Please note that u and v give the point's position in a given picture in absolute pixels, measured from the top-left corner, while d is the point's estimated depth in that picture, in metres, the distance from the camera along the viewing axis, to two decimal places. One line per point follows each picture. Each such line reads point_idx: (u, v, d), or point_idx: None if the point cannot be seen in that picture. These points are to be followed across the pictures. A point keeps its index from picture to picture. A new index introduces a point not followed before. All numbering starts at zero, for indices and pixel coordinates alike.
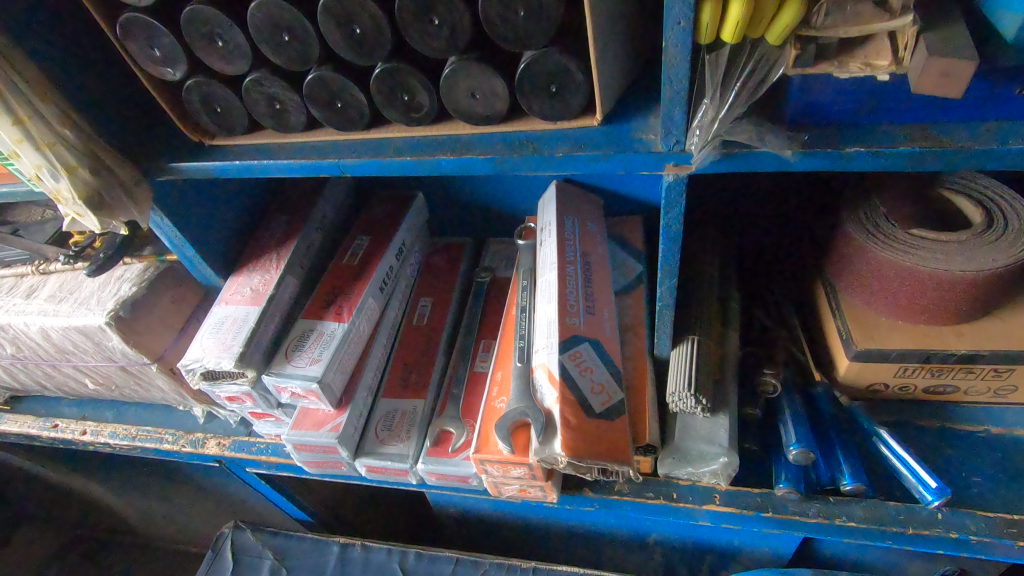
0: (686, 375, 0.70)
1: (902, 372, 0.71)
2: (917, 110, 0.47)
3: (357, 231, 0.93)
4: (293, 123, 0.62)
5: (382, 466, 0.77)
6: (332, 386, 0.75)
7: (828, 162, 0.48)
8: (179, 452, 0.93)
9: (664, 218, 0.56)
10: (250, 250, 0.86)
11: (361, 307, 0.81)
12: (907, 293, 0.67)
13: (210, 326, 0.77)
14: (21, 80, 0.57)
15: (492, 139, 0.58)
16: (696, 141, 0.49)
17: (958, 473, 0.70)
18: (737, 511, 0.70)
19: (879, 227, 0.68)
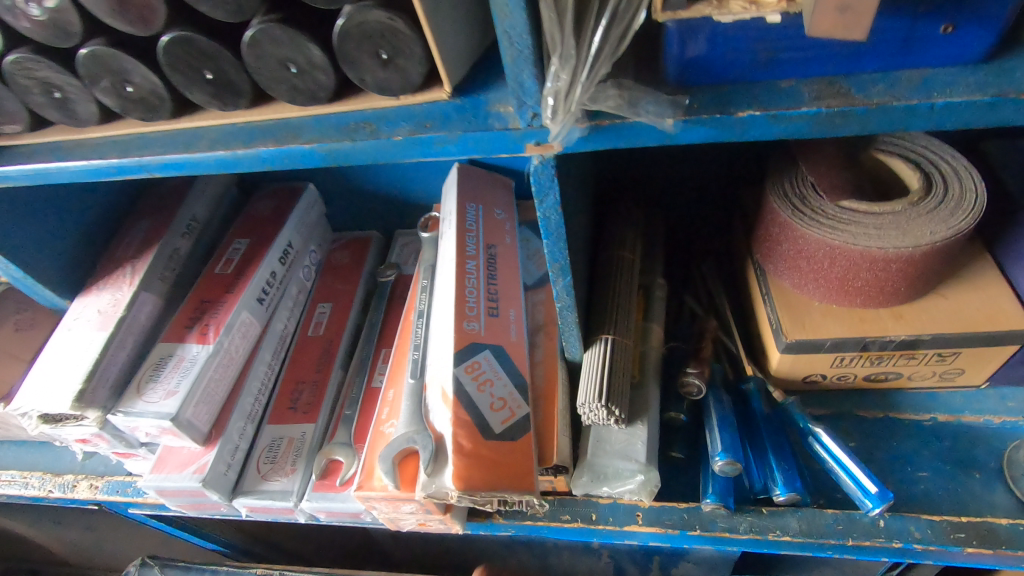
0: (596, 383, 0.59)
1: (839, 363, 0.64)
2: (823, 60, 0.37)
3: (236, 233, 0.81)
4: (84, 114, 0.50)
5: (264, 505, 0.67)
6: (195, 421, 0.65)
7: (718, 132, 0.39)
8: (48, 497, 0.82)
9: (540, 208, 0.46)
10: (103, 264, 0.74)
11: (232, 324, 0.70)
12: (838, 275, 0.59)
13: (48, 359, 0.66)
14: None
15: (326, 123, 0.47)
16: (550, 110, 0.39)
17: (901, 469, 0.63)
18: (663, 530, 0.63)
19: (805, 200, 0.59)
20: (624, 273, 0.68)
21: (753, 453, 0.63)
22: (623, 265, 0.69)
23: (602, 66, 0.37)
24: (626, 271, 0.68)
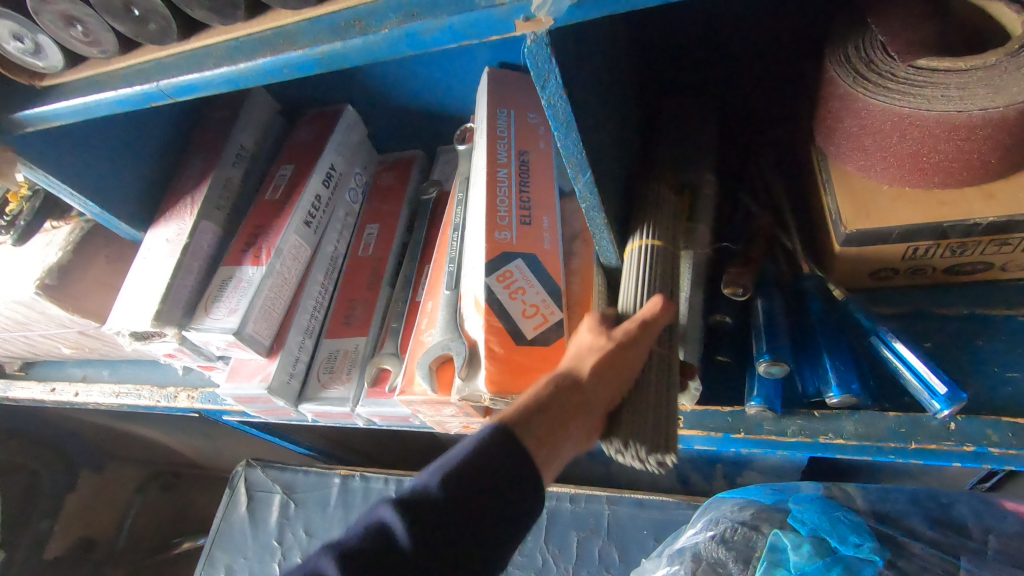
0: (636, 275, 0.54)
1: (913, 254, 0.56)
2: None
3: (283, 160, 0.84)
4: (108, 45, 0.52)
5: (326, 410, 0.73)
6: (257, 335, 0.70)
7: None
8: (158, 406, 0.94)
9: (544, 95, 0.43)
10: (169, 198, 0.80)
11: (281, 246, 0.74)
12: (909, 151, 0.50)
13: (131, 284, 0.73)
14: None
15: (317, 26, 0.45)
16: None
17: (988, 371, 0.56)
18: (706, 433, 0.61)
19: (872, 65, 0.50)
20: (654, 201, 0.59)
21: (806, 357, 0.59)
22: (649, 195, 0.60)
23: None
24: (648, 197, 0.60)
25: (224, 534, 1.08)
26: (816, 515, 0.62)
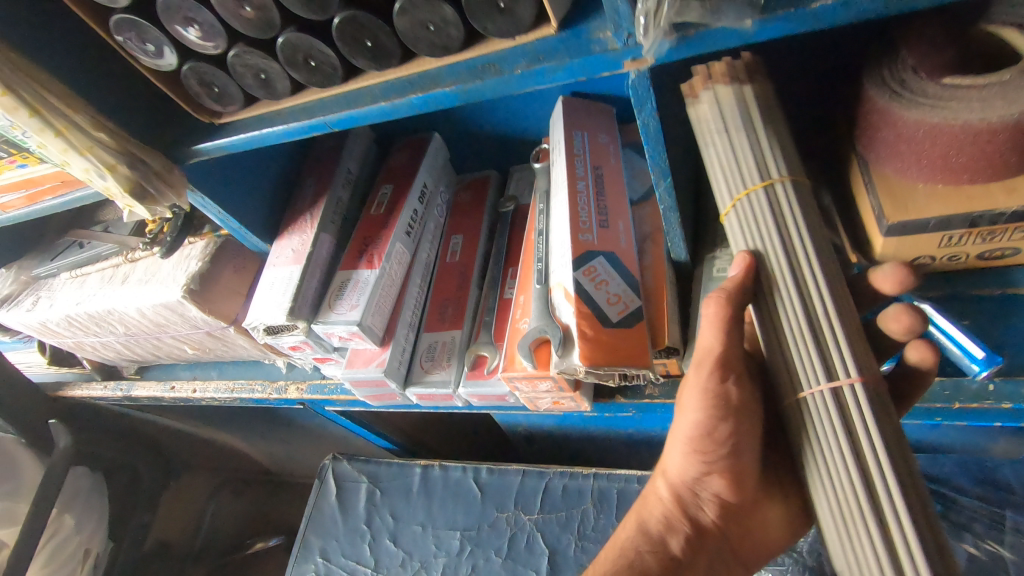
0: (752, 144, 0.53)
1: (947, 242, 0.65)
2: None
3: (382, 181, 0.97)
4: (280, 89, 0.65)
5: (430, 393, 0.85)
6: (374, 327, 0.83)
7: (791, 25, 0.45)
8: (269, 399, 1.08)
9: (640, 117, 0.54)
10: (288, 216, 0.93)
11: (390, 253, 0.86)
12: (940, 153, 0.60)
13: (265, 287, 0.87)
14: (50, 94, 0.64)
15: (457, 69, 0.58)
16: (643, 28, 0.47)
17: (1022, 342, 0.64)
18: None
19: (905, 83, 0.60)
20: (728, 129, 0.54)
21: None
22: (713, 120, 0.56)
23: None
24: (718, 119, 0.55)
25: (316, 522, 1.19)
26: None
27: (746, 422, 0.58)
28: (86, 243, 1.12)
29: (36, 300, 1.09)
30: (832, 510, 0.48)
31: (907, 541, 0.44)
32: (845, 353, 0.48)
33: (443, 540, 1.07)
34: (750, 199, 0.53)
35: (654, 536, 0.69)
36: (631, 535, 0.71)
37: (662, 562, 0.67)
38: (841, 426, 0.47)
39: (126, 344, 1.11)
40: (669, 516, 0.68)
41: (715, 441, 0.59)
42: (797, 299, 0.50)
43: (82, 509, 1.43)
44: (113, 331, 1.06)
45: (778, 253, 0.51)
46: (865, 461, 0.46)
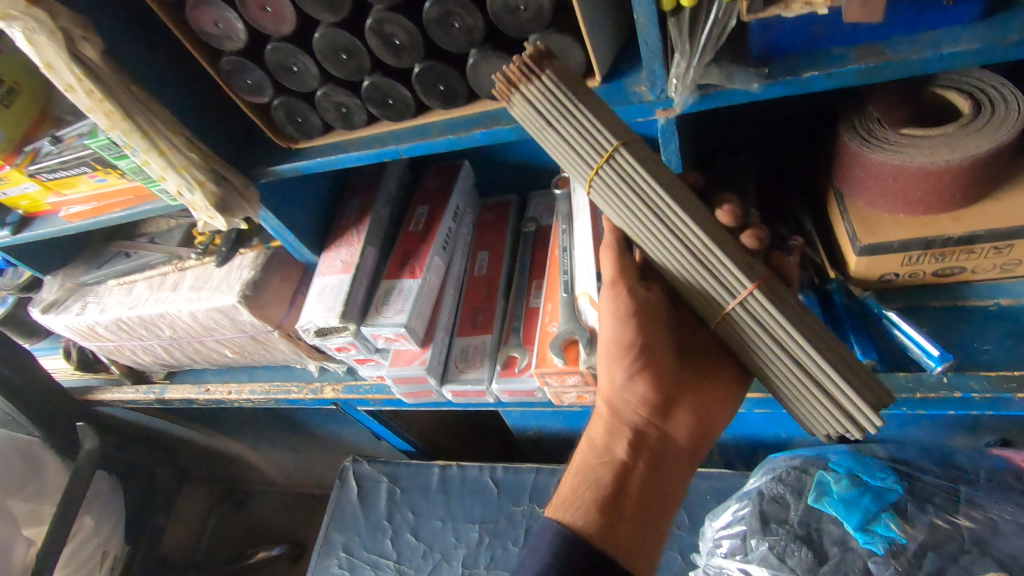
0: (574, 127, 0.57)
1: (909, 261, 0.79)
2: (863, 32, 0.55)
3: (418, 202, 1.08)
4: (357, 122, 0.77)
5: (465, 389, 0.95)
6: (416, 330, 0.93)
7: (789, 88, 0.59)
8: (305, 399, 1.17)
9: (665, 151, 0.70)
10: (334, 230, 1.04)
11: (429, 264, 0.97)
12: (901, 188, 0.74)
13: (315, 293, 0.96)
14: (159, 121, 0.74)
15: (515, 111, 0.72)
16: (675, 87, 0.60)
17: (970, 344, 0.78)
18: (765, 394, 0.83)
19: (871, 132, 0.74)
20: (550, 119, 0.57)
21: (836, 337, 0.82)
22: (536, 115, 0.58)
23: (706, 54, 0.56)
24: (542, 111, 0.58)
25: (338, 519, 1.26)
26: (849, 460, 0.92)
27: (648, 313, 0.72)
28: (132, 253, 1.20)
29: (84, 305, 1.16)
30: (791, 392, 0.59)
31: (845, 392, 0.54)
32: (727, 261, 0.56)
33: (462, 533, 1.16)
34: (599, 177, 0.58)
35: (604, 449, 0.73)
36: (583, 459, 0.75)
37: (618, 477, 0.71)
38: (756, 324, 0.57)
39: (168, 347, 1.18)
40: (612, 427, 0.74)
41: (625, 343, 0.72)
42: (679, 238, 0.57)
43: (102, 511, 1.47)
44: (160, 334, 1.14)
45: (642, 205, 0.58)
46: (789, 347, 0.56)
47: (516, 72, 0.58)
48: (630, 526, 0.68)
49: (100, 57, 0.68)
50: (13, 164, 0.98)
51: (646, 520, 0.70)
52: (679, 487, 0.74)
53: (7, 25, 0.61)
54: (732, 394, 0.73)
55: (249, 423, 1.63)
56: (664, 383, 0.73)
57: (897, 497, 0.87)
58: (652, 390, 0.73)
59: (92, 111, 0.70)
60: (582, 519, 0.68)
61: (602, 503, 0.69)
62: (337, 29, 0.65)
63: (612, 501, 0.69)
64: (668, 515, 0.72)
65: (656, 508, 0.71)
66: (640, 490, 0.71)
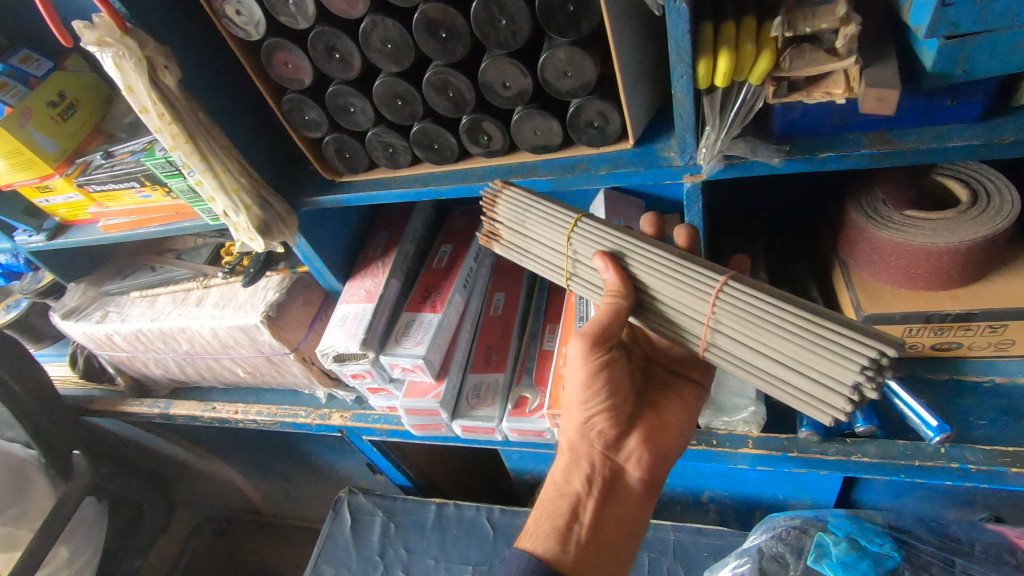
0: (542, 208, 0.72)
1: (908, 333, 0.84)
2: (875, 122, 0.62)
3: (442, 241, 1.13)
4: (402, 161, 0.83)
5: (475, 425, 0.97)
6: (434, 363, 0.96)
7: (806, 164, 0.65)
8: (311, 424, 1.18)
9: (688, 213, 0.75)
10: (360, 261, 1.08)
11: (450, 301, 1.01)
12: (904, 265, 0.79)
13: (337, 319, 0.99)
14: (217, 146, 0.80)
15: (552, 163, 0.77)
16: (704, 155, 0.66)
17: (966, 417, 0.81)
18: (769, 451, 0.85)
19: (877, 211, 0.79)
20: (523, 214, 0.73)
21: None
22: (513, 217, 0.74)
23: (733, 128, 0.62)
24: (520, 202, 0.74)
25: (329, 550, 1.25)
26: (848, 523, 0.93)
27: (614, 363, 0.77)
28: (158, 268, 1.24)
29: (104, 314, 1.18)
30: (813, 352, 0.57)
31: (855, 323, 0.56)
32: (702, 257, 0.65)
33: (456, 573, 1.15)
34: (581, 226, 0.69)
35: (564, 482, 0.80)
36: (544, 493, 0.81)
37: (577, 512, 0.78)
38: (731, 306, 0.61)
39: (182, 362, 1.20)
40: (572, 463, 0.80)
41: (595, 384, 0.76)
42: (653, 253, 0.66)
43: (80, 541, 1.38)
44: (177, 348, 1.16)
45: (628, 233, 0.68)
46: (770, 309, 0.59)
47: (495, 190, 0.76)
48: (587, 551, 0.76)
49: (175, 85, 0.73)
50: (63, 175, 1.03)
51: (602, 545, 0.77)
52: (636, 513, 0.81)
53: (99, 50, 0.66)
54: (679, 424, 0.82)
55: (246, 446, 1.62)
56: (619, 424, 0.80)
57: (894, 564, 0.89)
58: (608, 424, 0.80)
59: (159, 131, 0.74)
60: (541, 547, 0.76)
61: (559, 532, 0.77)
62: (397, 79, 0.71)
63: (569, 530, 0.77)
64: (625, 540, 0.80)
65: (612, 533, 0.79)
66: (596, 519, 0.78)
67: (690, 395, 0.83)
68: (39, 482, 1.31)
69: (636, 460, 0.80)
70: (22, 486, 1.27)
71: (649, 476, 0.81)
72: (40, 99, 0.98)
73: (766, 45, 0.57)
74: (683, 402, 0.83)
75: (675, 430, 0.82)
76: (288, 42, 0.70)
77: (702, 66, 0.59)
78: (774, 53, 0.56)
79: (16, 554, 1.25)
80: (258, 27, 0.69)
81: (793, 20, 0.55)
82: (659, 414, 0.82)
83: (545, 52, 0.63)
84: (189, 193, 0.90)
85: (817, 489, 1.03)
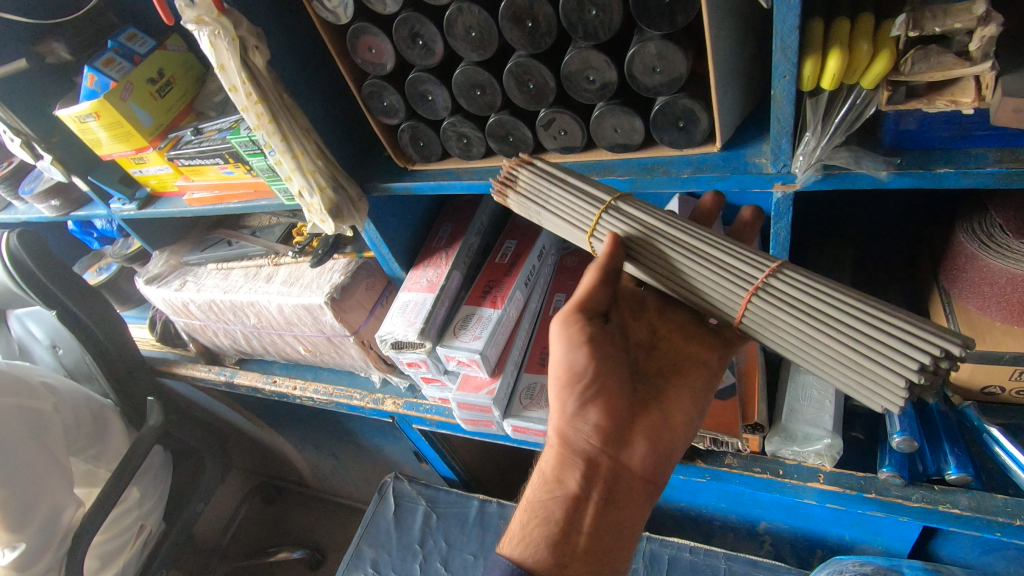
0: (568, 204, 0.65)
1: (1018, 376, 0.74)
2: (1006, 137, 0.55)
3: (507, 236, 1.11)
4: (475, 153, 0.82)
5: (526, 426, 0.95)
6: (490, 358, 0.94)
7: (919, 180, 0.58)
8: (364, 407, 1.20)
9: (776, 226, 0.69)
10: (424, 251, 1.07)
11: (511, 297, 0.99)
12: (1020, 300, 0.69)
13: (398, 307, 0.99)
14: (299, 126, 0.81)
15: (630, 163, 0.74)
16: (801, 164, 0.61)
17: None
18: (842, 489, 0.79)
19: (992, 237, 0.70)
20: (547, 188, 0.66)
21: (929, 444, 0.77)
22: (535, 193, 0.68)
23: (837, 135, 0.57)
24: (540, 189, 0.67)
25: (371, 533, 1.26)
26: None
27: (598, 352, 0.69)
28: (234, 243, 1.29)
29: (182, 283, 1.25)
30: (848, 371, 0.53)
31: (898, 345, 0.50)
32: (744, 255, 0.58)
33: None
34: (605, 217, 0.63)
35: (555, 483, 0.72)
36: (536, 492, 0.73)
37: (570, 515, 0.70)
38: (779, 296, 0.56)
39: (249, 335, 1.25)
40: (563, 460, 0.72)
41: (579, 367, 0.69)
42: (684, 232, 0.61)
43: (149, 485, 1.44)
44: (246, 321, 1.21)
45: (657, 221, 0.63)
46: (826, 305, 0.54)
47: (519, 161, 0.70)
48: (582, 562, 0.69)
49: (264, 65, 0.75)
50: (157, 148, 1.09)
51: (601, 553, 0.70)
52: (639, 513, 0.73)
53: (197, 28, 0.68)
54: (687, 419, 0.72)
55: (300, 421, 1.67)
56: (614, 414, 0.71)
57: None
58: (604, 415, 0.71)
59: (245, 110, 0.76)
60: (532, 558, 0.69)
61: (554, 541, 0.69)
62: (478, 68, 0.70)
63: (563, 538, 0.69)
64: (627, 545, 0.72)
65: (611, 538, 0.71)
66: (595, 525, 0.70)
67: (702, 384, 0.72)
68: (116, 426, 1.39)
69: (634, 455, 0.72)
70: (101, 429, 1.36)
71: (650, 474, 0.73)
72: (142, 76, 1.04)
73: (885, 46, 0.51)
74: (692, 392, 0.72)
75: (682, 424, 0.72)
76: (374, 26, 0.70)
77: (807, 65, 0.53)
78: (892, 55, 0.51)
79: (95, 489, 1.37)
80: (346, 11, 0.70)
81: (920, 18, 0.49)
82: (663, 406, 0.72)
83: (634, 45, 0.60)
84: (268, 172, 0.92)
85: (890, 534, 0.95)
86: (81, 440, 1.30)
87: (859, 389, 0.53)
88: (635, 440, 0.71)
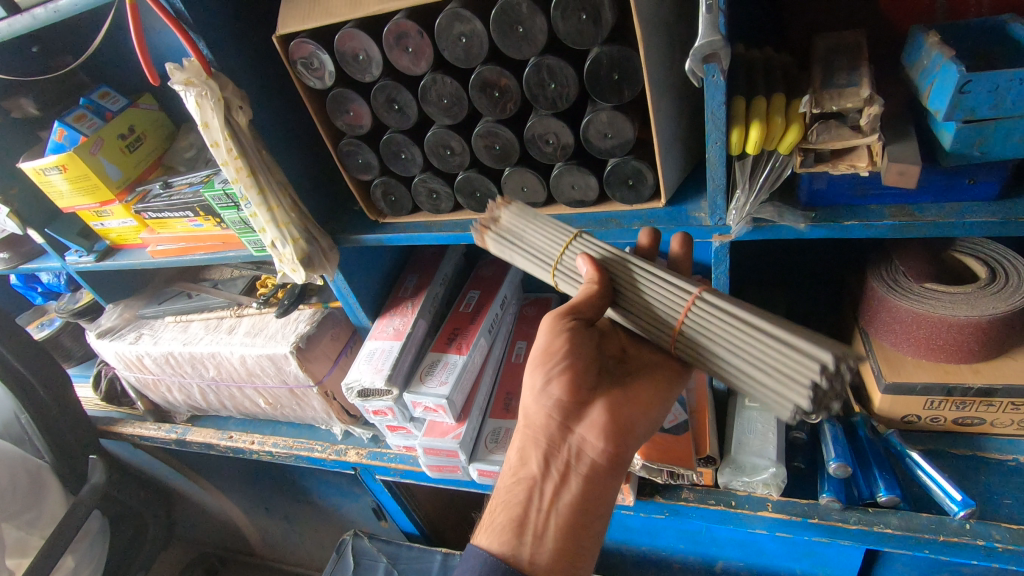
0: (540, 227, 0.71)
1: (930, 405, 0.84)
2: (896, 195, 0.66)
3: (470, 287, 1.16)
4: (443, 207, 0.88)
5: (491, 470, 0.97)
6: (455, 403, 0.96)
7: (832, 231, 0.68)
8: (326, 459, 1.19)
9: (716, 271, 0.78)
10: (390, 301, 1.11)
11: (475, 344, 1.03)
12: (924, 337, 0.79)
13: (365, 355, 1.01)
14: (275, 181, 0.85)
15: (586, 218, 0.82)
16: (734, 216, 0.70)
17: (992, 495, 0.80)
18: (789, 516, 0.85)
19: (897, 281, 0.80)
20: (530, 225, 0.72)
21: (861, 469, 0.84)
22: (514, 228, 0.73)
23: (762, 192, 0.67)
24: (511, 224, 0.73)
25: None
26: None
27: (579, 344, 0.69)
28: (194, 295, 1.28)
29: (138, 336, 1.22)
30: (758, 369, 0.57)
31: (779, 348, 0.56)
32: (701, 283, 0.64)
33: None
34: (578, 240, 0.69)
35: (519, 466, 0.74)
36: (502, 481, 0.76)
37: (530, 494, 0.72)
38: (712, 309, 0.60)
39: (206, 389, 1.23)
40: (526, 440, 0.74)
41: (551, 353, 0.68)
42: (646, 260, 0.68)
43: (85, 553, 1.32)
44: (203, 373, 1.19)
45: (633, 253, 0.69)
46: (747, 321, 0.59)
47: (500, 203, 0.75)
48: (545, 545, 0.69)
49: (246, 124, 0.80)
50: (123, 201, 1.09)
51: (564, 537, 0.70)
52: (604, 498, 0.73)
53: (184, 89, 0.72)
54: (649, 400, 0.73)
55: (251, 481, 1.60)
56: (578, 395, 0.71)
57: None
58: (569, 395, 0.71)
59: (225, 164, 0.80)
60: (496, 542, 0.71)
61: (515, 523, 0.71)
62: (449, 131, 0.77)
63: (524, 519, 0.71)
64: (591, 530, 0.72)
65: (577, 522, 0.71)
66: (555, 507, 0.71)
67: (668, 374, 0.75)
68: (53, 490, 1.30)
69: (597, 434, 0.71)
70: (36, 495, 1.27)
71: (617, 452, 0.72)
72: (112, 131, 1.06)
73: (795, 120, 0.62)
74: (652, 382, 0.75)
75: (645, 408, 0.73)
76: (352, 92, 0.77)
77: (733, 134, 0.63)
78: (800, 128, 0.61)
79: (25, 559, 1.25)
80: (326, 78, 0.76)
81: (819, 99, 0.60)
82: (626, 388, 0.73)
83: (588, 114, 0.69)
84: (240, 225, 0.96)
85: (835, 562, 1.01)
86: (15, 503, 1.22)
87: (769, 385, 0.56)
88: (595, 418, 0.72)
